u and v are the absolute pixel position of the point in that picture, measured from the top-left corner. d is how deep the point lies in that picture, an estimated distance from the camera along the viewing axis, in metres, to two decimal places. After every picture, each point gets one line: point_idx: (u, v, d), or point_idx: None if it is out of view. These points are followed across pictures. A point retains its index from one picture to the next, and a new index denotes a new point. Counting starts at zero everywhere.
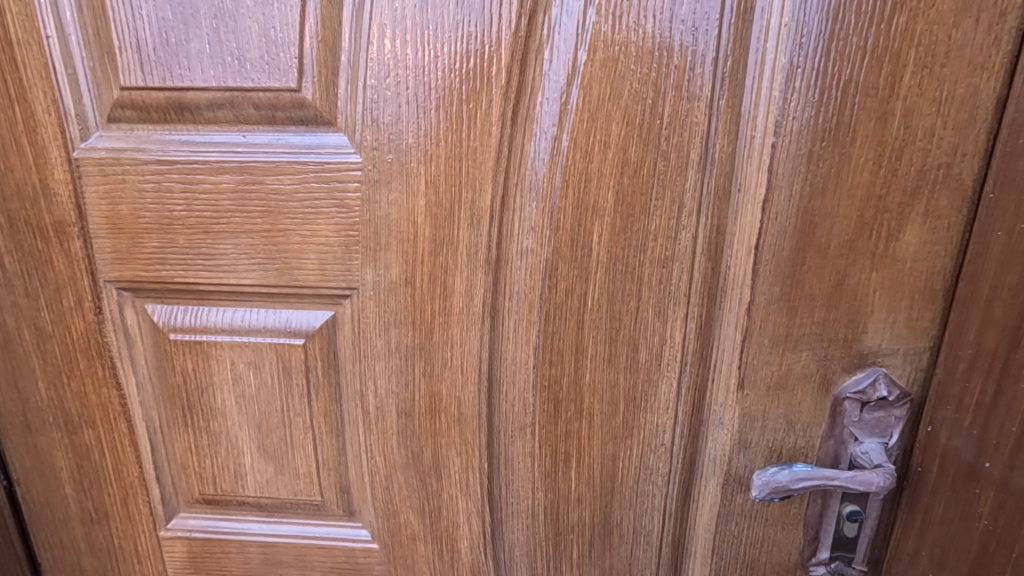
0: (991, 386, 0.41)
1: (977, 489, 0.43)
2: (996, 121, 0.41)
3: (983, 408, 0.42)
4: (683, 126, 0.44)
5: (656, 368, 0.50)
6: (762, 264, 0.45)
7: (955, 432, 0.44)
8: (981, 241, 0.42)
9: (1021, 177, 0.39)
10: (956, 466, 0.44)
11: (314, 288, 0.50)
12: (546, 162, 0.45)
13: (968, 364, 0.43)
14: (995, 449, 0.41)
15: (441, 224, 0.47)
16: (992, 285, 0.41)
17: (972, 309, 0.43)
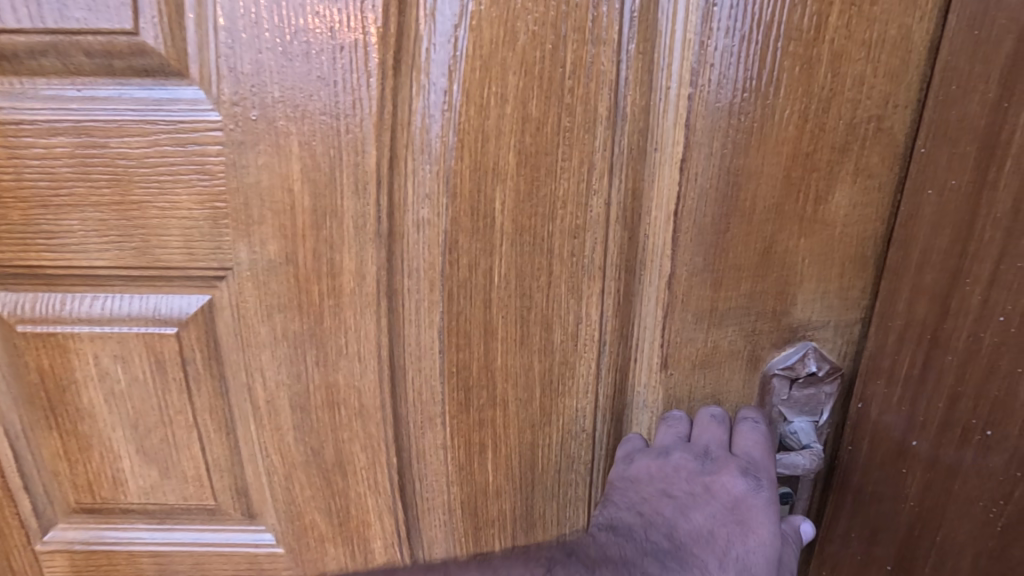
0: (920, 359, 0.41)
1: (906, 469, 0.43)
2: (929, 67, 0.37)
3: (913, 382, 0.41)
4: (589, 74, 0.38)
5: (573, 349, 0.45)
6: (682, 231, 0.41)
7: (886, 407, 0.43)
8: (913, 202, 0.39)
9: (951, 132, 0.37)
10: (886, 443, 0.43)
11: (182, 269, 0.43)
12: (438, 118, 0.39)
13: (898, 334, 0.42)
14: (925, 426, 0.42)
15: (320, 192, 0.41)
16: (923, 249, 0.40)
17: (903, 274, 0.41)
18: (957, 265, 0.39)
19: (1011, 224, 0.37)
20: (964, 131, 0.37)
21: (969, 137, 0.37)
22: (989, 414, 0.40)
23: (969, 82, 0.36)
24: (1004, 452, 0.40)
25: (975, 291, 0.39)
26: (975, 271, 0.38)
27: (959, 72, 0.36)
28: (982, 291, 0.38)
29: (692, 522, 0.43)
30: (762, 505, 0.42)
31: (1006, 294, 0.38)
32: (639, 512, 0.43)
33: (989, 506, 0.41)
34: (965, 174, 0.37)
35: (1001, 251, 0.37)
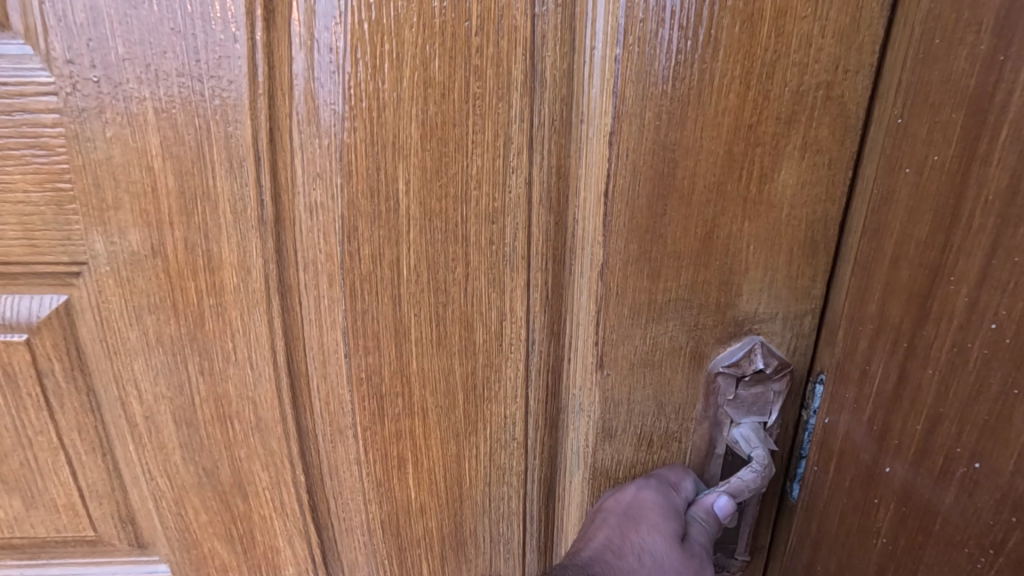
0: (894, 372, 0.33)
1: (876, 498, 0.35)
2: (914, 18, 0.31)
3: (886, 399, 0.34)
4: (500, 30, 0.32)
5: (498, 350, 0.40)
6: (614, 215, 0.37)
7: (854, 424, 0.36)
8: (889, 182, 0.33)
9: (935, 94, 0.30)
10: (855, 466, 0.37)
11: (24, 264, 0.36)
12: (322, 82, 0.33)
13: (869, 341, 0.35)
14: (898, 450, 0.33)
15: (186, 171, 0.34)
16: (897, 241, 0.32)
17: (875, 273, 0.34)
18: (937, 260, 0.30)
19: (1006, 206, 0.27)
20: (948, 93, 0.29)
21: (955, 100, 0.29)
22: (975, 446, 0.29)
23: (954, 31, 0.28)
24: (995, 493, 0.28)
25: (961, 290, 0.29)
26: (961, 266, 0.29)
27: (943, 20, 0.29)
28: (970, 290, 0.29)
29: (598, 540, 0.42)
30: (652, 500, 0.41)
31: (1001, 295, 0.27)
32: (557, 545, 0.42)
33: (976, 558, 0.30)
34: (949, 149, 0.29)
35: (995, 240, 0.27)
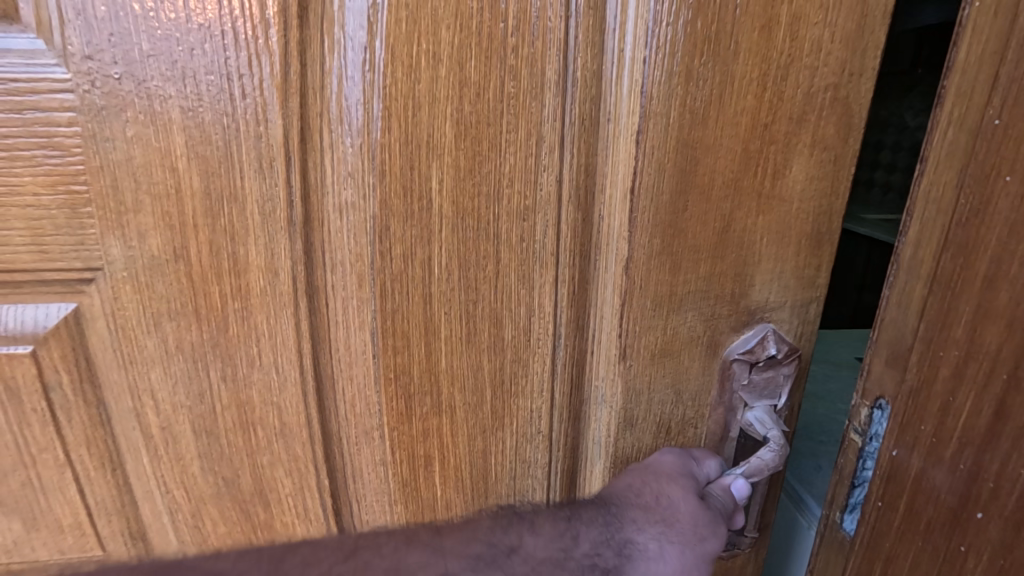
0: (989, 407, 0.30)
1: (964, 545, 0.31)
2: (1008, 6, 0.29)
3: (976, 439, 0.30)
4: (535, 30, 0.33)
5: (526, 346, 0.41)
6: (639, 211, 0.38)
7: (932, 463, 0.33)
8: (982, 191, 0.30)
9: None
10: (937, 510, 0.33)
11: (31, 271, 0.34)
12: (356, 81, 0.33)
13: (954, 368, 0.32)
14: (994, 495, 0.30)
15: (213, 172, 0.33)
16: (996, 257, 0.29)
17: (966, 290, 0.31)
18: None
19: None
20: None
21: None
22: None
23: None
24: None
25: None
26: None
27: None
28: None
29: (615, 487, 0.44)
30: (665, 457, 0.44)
31: None
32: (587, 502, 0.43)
33: None
34: None
35: None
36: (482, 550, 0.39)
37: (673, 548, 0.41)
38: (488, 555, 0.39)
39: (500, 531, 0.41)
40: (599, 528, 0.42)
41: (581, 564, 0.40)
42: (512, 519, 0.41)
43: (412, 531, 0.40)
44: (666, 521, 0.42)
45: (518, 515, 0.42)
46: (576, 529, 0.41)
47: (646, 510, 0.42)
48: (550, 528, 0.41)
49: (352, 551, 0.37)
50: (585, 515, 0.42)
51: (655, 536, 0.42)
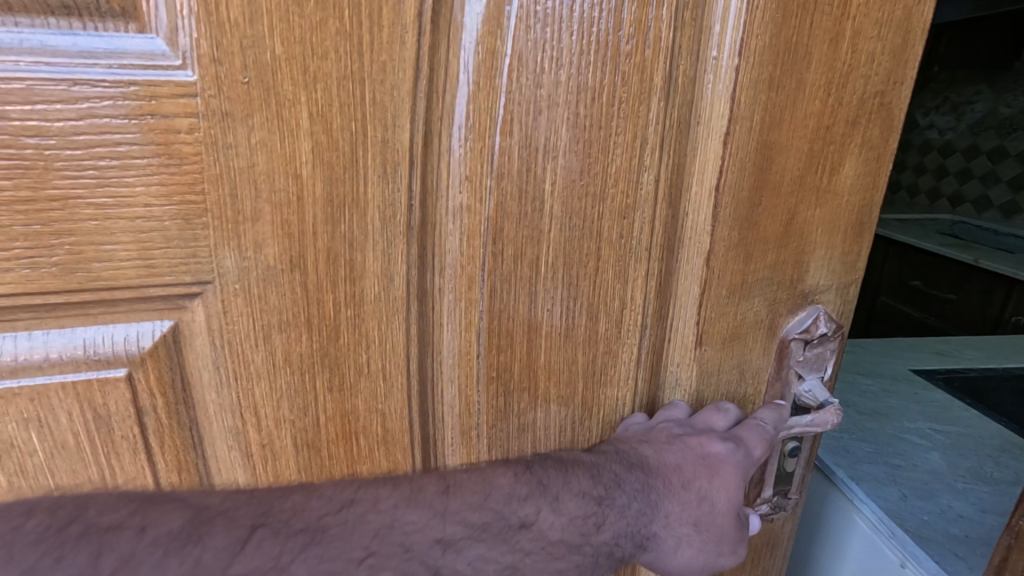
0: None
1: None
2: None
3: None
4: (647, 39, 0.35)
5: (617, 337, 0.43)
6: (722, 207, 0.41)
7: None
8: None
9: None
10: None
11: (133, 287, 0.32)
12: (481, 86, 0.33)
13: None
14: None
15: (337, 178, 0.32)
16: None
17: None
18: None
19: None
20: None
21: None
22: None
23: None
24: None
25: None
26: None
27: None
28: None
29: (661, 458, 0.43)
30: (733, 468, 0.44)
31: None
32: (626, 473, 0.42)
33: None
34: None
35: None
36: (489, 520, 0.38)
37: (692, 545, 0.44)
38: (495, 527, 0.38)
39: (517, 502, 0.39)
40: (630, 517, 0.42)
41: (599, 549, 0.41)
42: (530, 488, 0.40)
43: (418, 486, 0.38)
44: (699, 524, 0.44)
45: (540, 484, 0.40)
46: (602, 516, 0.41)
47: (682, 506, 0.44)
48: (574, 509, 0.40)
49: (346, 504, 0.36)
50: (617, 500, 0.42)
51: (678, 531, 0.44)
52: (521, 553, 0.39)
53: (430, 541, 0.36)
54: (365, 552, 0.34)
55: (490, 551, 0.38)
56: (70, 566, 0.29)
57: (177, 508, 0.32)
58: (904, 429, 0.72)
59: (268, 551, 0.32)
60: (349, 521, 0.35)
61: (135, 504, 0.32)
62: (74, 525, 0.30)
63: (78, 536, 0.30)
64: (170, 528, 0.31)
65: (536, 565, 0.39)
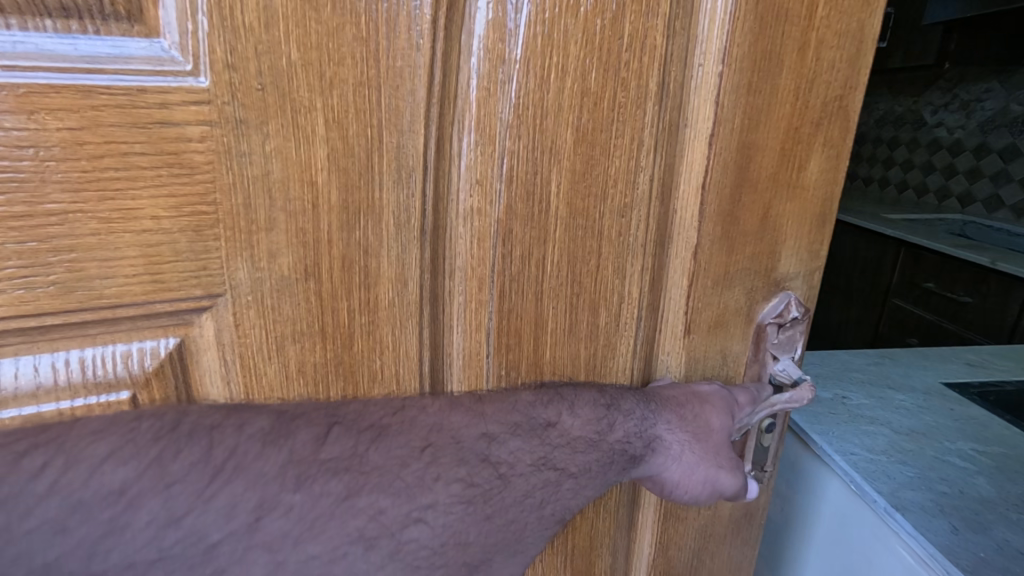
0: None
1: None
2: None
3: None
4: (643, 48, 0.37)
5: (615, 330, 0.45)
6: (708, 203, 0.44)
7: None
8: None
9: None
10: None
11: (138, 304, 0.30)
12: (492, 91, 0.34)
13: None
14: None
15: (352, 185, 0.32)
16: None
17: None
18: None
19: None
20: None
21: None
22: None
23: None
24: None
25: None
26: None
27: None
28: None
29: (660, 387, 0.47)
30: (719, 396, 0.48)
31: None
32: (631, 394, 0.45)
33: None
34: None
35: None
36: (521, 420, 0.40)
37: (694, 454, 0.46)
38: (528, 424, 0.40)
39: (541, 406, 0.41)
40: (635, 419, 0.44)
41: (614, 447, 0.43)
42: (550, 396, 0.42)
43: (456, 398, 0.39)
44: (698, 435, 0.46)
45: (557, 393, 0.42)
46: (613, 416, 0.43)
47: (682, 418, 0.46)
48: (588, 411, 0.43)
49: (400, 408, 0.37)
50: (624, 406, 0.44)
51: (679, 440, 0.46)
52: (549, 447, 0.41)
53: (477, 435, 0.39)
54: (424, 443, 0.37)
55: (525, 444, 0.40)
56: (188, 457, 0.30)
57: (262, 410, 0.33)
58: (945, 451, 0.73)
59: (343, 446, 0.34)
60: (407, 421, 0.37)
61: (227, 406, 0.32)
62: (183, 423, 0.30)
63: (189, 434, 0.30)
64: (263, 427, 0.32)
65: (562, 459, 0.42)
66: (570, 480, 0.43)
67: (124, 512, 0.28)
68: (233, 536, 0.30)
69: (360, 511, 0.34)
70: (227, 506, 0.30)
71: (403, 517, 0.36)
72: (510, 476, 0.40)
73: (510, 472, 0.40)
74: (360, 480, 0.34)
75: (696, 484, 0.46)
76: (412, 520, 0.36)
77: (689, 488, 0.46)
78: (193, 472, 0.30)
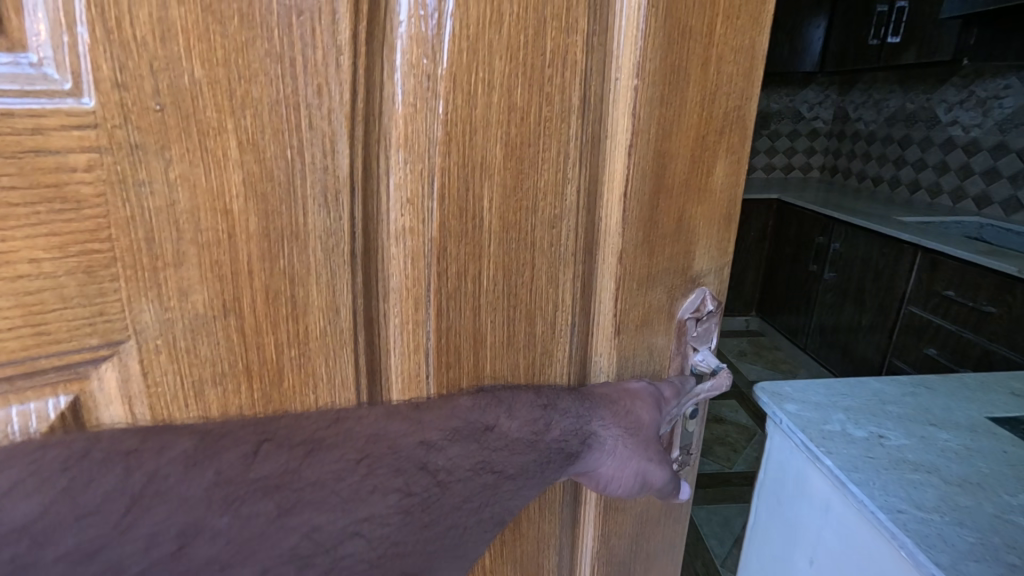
0: None
1: None
2: None
3: None
4: (564, 63, 0.38)
5: (551, 337, 0.46)
6: (630, 210, 0.46)
7: None
8: None
9: None
10: None
11: (17, 361, 0.26)
12: (418, 108, 0.33)
13: None
14: None
15: (272, 211, 0.30)
16: None
17: None
18: None
19: None
20: None
21: None
22: None
23: None
24: None
25: None
26: None
27: None
28: None
29: (595, 387, 0.49)
30: (647, 393, 0.50)
31: None
32: (568, 395, 0.46)
33: None
34: None
35: None
36: (460, 424, 0.38)
37: (626, 449, 0.48)
38: (466, 429, 0.39)
39: (478, 410, 0.40)
40: (571, 417, 0.45)
41: (549, 448, 0.43)
42: (488, 399, 0.41)
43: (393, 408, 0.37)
44: (630, 430, 0.48)
45: (495, 398, 0.41)
46: (550, 416, 0.43)
47: (615, 415, 0.47)
48: (526, 411, 0.42)
49: (336, 420, 0.34)
50: (560, 405, 0.45)
51: (614, 435, 0.47)
52: (488, 451, 0.40)
53: (415, 443, 0.36)
54: (361, 454, 0.34)
55: (464, 449, 0.38)
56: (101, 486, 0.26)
57: (184, 432, 0.29)
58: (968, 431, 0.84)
59: (274, 464, 0.31)
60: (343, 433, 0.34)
61: (143, 430, 0.29)
62: (94, 450, 0.27)
63: (101, 462, 0.27)
64: (185, 449, 0.29)
65: (501, 461, 0.40)
66: (508, 482, 0.41)
67: (27, 551, 0.24)
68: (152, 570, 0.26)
69: (292, 531, 0.31)
70: (148, 534, 0.27)
71: (338, 532, 0.32)
72: (449, 482, 0.38)
73: (447, 479, 0.37)
74: (293, 497, 0.31)
75: (627, 476, 0.48)
76: (349, 534, 0.33)
77: (621, 480, 0.48)
78: (108, 500, 0.26)
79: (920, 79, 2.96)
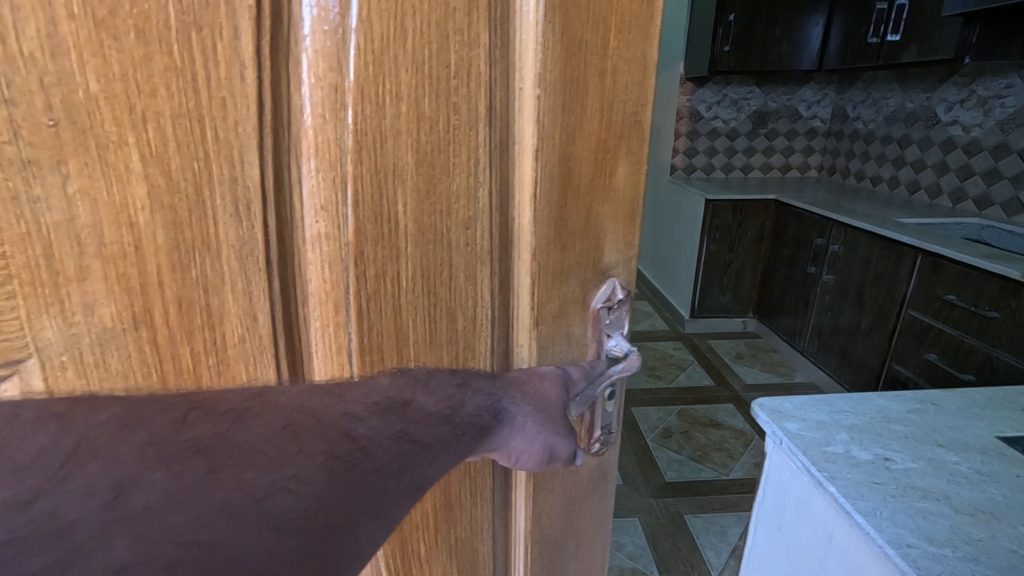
0: None
1: None
2: None
3: None
4: (468, 75, 0.40)
5: (473, 332, 0.48)
6: (540, 210, 0.49)
7: None
8: None
9: None
10: None
11: None
12: (327, 118, 0.35)
13: None
14: None
15: (181, 222, 0.30)
16: None
17: None
18: None
19: None
20: None
21: None
22: None
23: None
24: None
25: None
26: None
27: None
28: None
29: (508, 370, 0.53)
30: (554, 374, 0.54)
31: None
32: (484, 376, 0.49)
33: None
34: None
35: None
36: (380, 399, 0.39)
37: (535, 424, 0.51)
38: (386, 402, 0.39)
39: (398, 387, 0.41)
40: (483, 395, 0.48)
41: (462, 424, 0.45)
42: (406, 379, 0.42)
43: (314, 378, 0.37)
44: (539, 407, 0.52)
45: (412, 377, 0.43)
46: (463, 393, 0.46)
47: (525, 394, 0.51)
48: (443, 388, 0.44)
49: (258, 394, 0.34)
50: (474, 383, 0.48)
51: (524, 413, 0.50)
52: (408, 422, 0.40)
53: (337, 413, 0.36)
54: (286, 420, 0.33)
55: (383, 421, 0.38)
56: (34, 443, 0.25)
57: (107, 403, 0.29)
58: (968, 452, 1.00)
59: (204, 426, 0.30)
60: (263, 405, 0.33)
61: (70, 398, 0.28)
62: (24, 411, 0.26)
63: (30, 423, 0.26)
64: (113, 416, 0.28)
65: (418, 430, 0.41)
66: (425, 451, 0.41)
67: None
68: (89, 516, 0.25)
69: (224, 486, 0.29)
70: (82, 491, 0.25)
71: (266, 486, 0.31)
72: (371, 447, 0.37)
73: (369, 444, 0.37)
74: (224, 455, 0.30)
75: (535, 451, 0.51)
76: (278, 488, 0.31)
77: (529, 455, 0.51)
78: (41, 456, 0.25)
79: (922, 78, 3.23)
